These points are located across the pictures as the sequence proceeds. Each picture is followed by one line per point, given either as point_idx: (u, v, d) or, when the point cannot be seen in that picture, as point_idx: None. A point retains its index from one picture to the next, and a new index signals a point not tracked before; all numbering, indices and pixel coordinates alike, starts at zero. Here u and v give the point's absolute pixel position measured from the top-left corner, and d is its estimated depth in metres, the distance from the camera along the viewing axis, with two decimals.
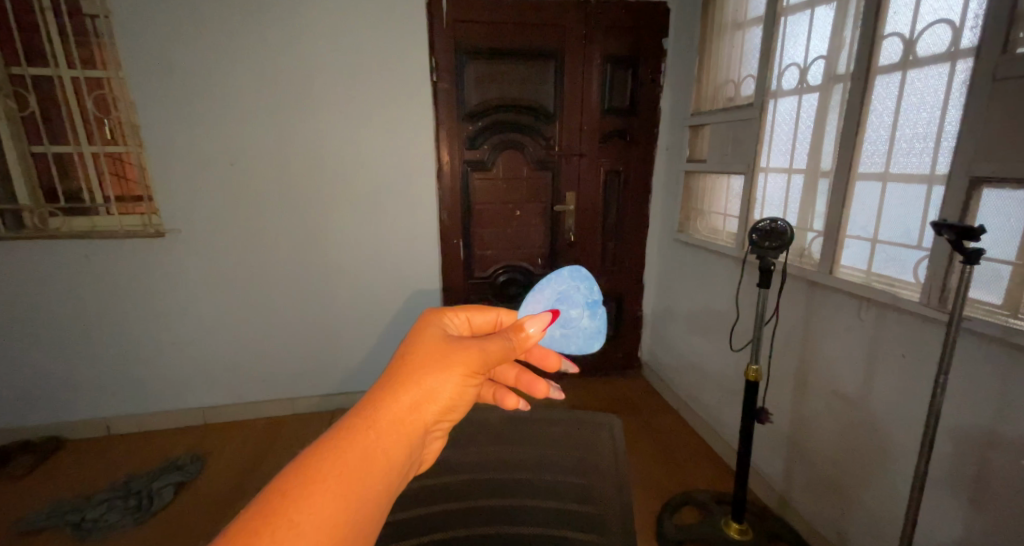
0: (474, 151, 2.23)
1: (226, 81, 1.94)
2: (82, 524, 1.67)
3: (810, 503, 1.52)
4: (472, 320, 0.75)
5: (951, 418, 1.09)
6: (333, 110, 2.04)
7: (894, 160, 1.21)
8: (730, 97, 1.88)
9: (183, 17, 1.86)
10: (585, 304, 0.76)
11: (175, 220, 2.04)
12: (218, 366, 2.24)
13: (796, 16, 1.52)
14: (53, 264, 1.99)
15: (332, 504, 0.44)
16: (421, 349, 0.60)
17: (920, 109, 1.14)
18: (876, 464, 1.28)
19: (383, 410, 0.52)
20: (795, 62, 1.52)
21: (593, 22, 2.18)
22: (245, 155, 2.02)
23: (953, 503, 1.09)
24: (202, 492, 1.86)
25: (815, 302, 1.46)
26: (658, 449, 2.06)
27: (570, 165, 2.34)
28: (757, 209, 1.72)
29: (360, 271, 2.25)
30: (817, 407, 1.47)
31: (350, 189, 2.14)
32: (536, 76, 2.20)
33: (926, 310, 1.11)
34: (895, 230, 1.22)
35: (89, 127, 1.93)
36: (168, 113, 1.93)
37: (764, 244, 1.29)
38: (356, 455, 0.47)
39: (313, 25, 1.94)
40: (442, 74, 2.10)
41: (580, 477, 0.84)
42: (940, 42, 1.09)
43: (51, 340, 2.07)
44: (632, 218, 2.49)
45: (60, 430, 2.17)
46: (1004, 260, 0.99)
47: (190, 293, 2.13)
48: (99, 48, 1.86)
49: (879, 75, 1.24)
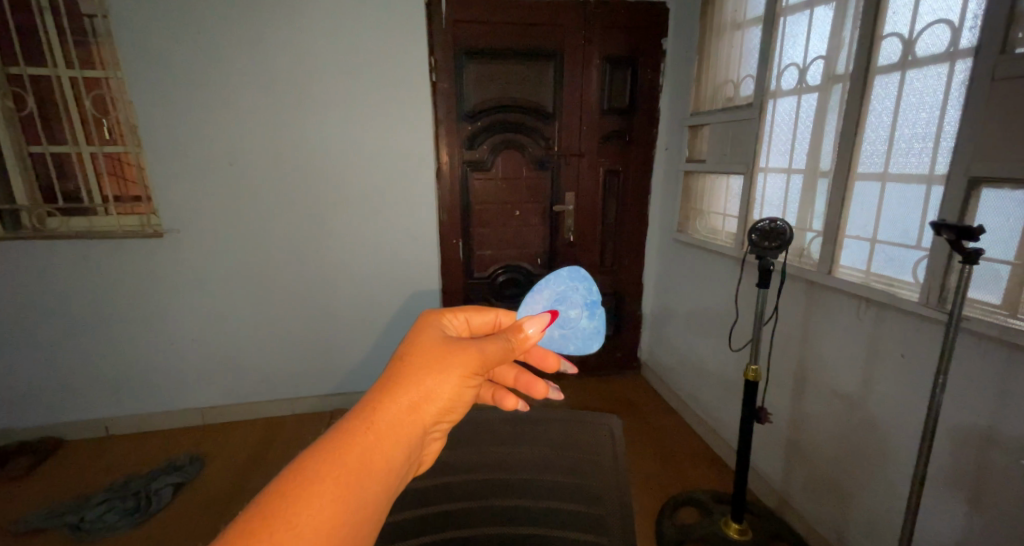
0: (473, 151, 2.23)
1: (225, 80, 1.93)
2: (81, 524, 1.67)
3: (809, 503, 1.52)
4: (470, 321, 0.74)
5: (950, 418, 1.09)
6: (332, 110, 2.04)
7: (893, 160, 1.21)
8: (729, 97, 1.88)
9: (181, 16, 1.85)
10: (584, 304, 0.76)
11: (173, 220, 2.04)
12: (217, 367, 2.24)
13: (795, 16, 1.52)
14: (51, 264, 1.98)
15: (331, 505, 0.44)
16: (420, 350, 0.59)
17: (919, 109, 1.14)
18: (875, 464, 1.28)
19: (382, 411, 0.52)
20: (794, 62, 1.52)
21: (593, 21, 2.18)
22: (244, 155, 2.02)
23: (952, 503, 1.09)
24: (201, 492, 1.85)
25: (814, 302, 1.46)
26: (657, 449, 2.06)
27: (570, 165, 2.34)
28: (756, 209, 1.72)
29: (359, 271, 2.25)
30: (816, 407, 1.47)
31: (349, 189, 2.13)
32: (536, 75, 2.20)
33: (925, 310, 1.11)
34: (894, 230, 1.22)
35: (87, 127, 1.93)
36: (166, 112, 1.93)
37: (763, 244, 1.29)
38: (355, 457, 0.47)
39: (311, 25, 1.94)
40: (441, 74, 2.10)
41: (579, 477, 0.84)
42: (939, 42, 1.09)
43: (49, 340, 2.06)
44: (632, 218, 2.49)
45: (58, 430, 2.17)
46: (1003, 260, 0.99)
47: (189, 293, 2.12)
48: (98, 47, 1.86)
49: (878, 75, 1.24)
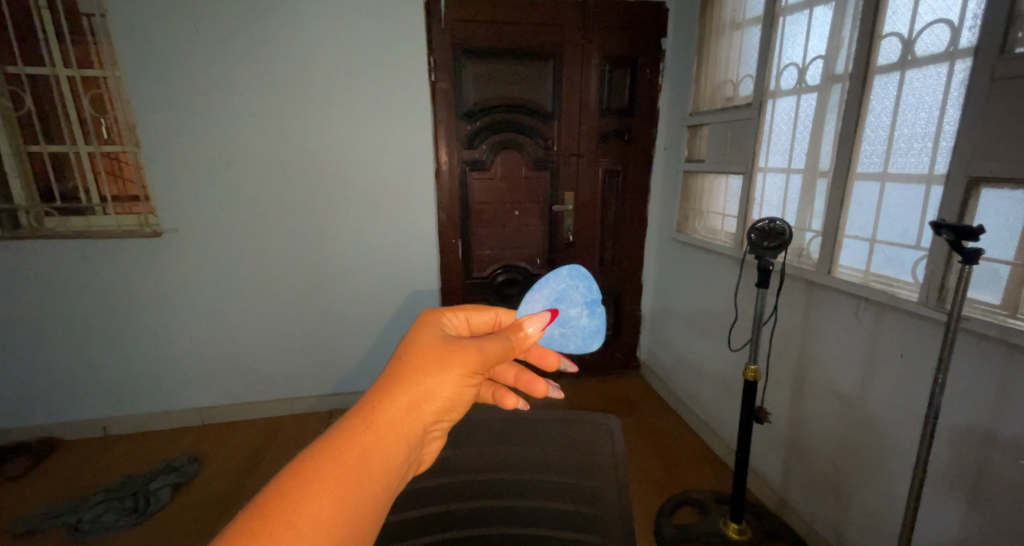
0: (472, 151, 2.22)
1: (223, 80, 1.93)
2: (79, 524, 1.66)
3: (808, 503, 1.52)
4: (470, 320, 0.74)
5: (949, 418, 1.09)
6: (331, 109, 2.03)
7: (893, 160, 1.21)
8: (729, 97, 1.88)
9: (180, 15, 1.85)
10: (584, 303, 0.75)
11: (171, 219, 2.03)
12: (216, 367, 2.23)
13: (794, 16, 1.52)
14: (48, 264, 1.98)
15: (330, 505, 0.43)
16: (419, 349, 0.59)
17: (918, 109, 1.14)
18: (874, 463, 1.28)
19: (381, 411, 0.52)
20: (794, 62, 1.52)
21: (592, 21, 2.18)
22: (242, 154, 2.01)
23: (951, 503, 1.09)
24: (200, 492, 1.85)
25: (814, 302, 1.45)
26: (657, 448, 2.06)
27: (569, 165, 2.34)
28: (755, 209, 1.72)
29: (358, 271, 2.24)
30: (816, 407, 1.47)
31: (348, 188, 2.13)
32: (535, 75, 2.19)
33: (924, 310, 1.11)
34: (893, 230, 1.22)
35: (85, 127, 1.92)
36: (164, 112, 1.92)
37: (762, 244, 1.29)
38: (354, 456, 0.47)
39: (310, 24, 1.94)
40: (440, 73, 2.09)
41: (578, 476, 0.83)
42: (938, 42, 1.09)
43: (46, 340, 2.06)
44: (631, 217, 2.48)
45: (56, 430, 2.16)
46: (1002, 260, 0.99)
47: (187, 292, 2.12)
48: (96, 47, 1.86)
49: (877, 75, 1.24)
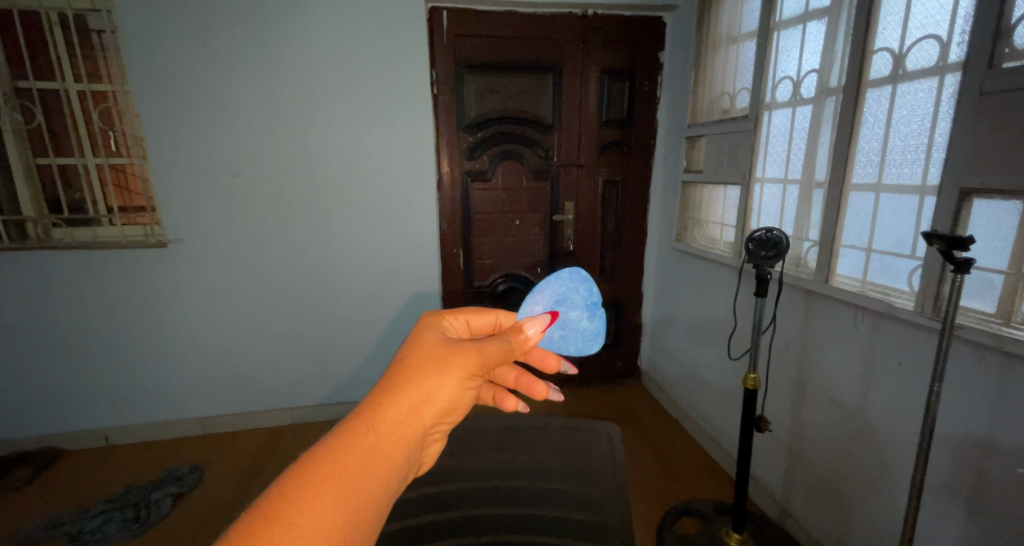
0: (473, 160, 2.26)
1: (227, 91, 1.96)
2: (80, 535, 1.66)
3: (811, 512, 1.52)
4: (470, 322, 0.77)
5: (945, 425, 1.10)
6: (333, 117, 2.06)
7: (887, 171, 1.23)
8: (725, 109, 1.92)
9: (185, 29, 1.89)
10: (584, 306, 0.77)
11: (176, 229, 2.05)
12: (218, 376, 2.25)
13: (788, 31, 1.56)
14: (54, 275, 2.00)
15: (331, 509, 0.45)
16: (420, 351, 0.61)
17: (910, 120, 1.17)
18: (875, 472, 1.28)
19: (381, 414, 0.53)
20: (789, 75, 1.55)
21: (591, 34, 2.22)
22: (246, 164, 2.04)
23: (952, 511, 1.09)
24: (200, 503, 1.85)
25: (813, 310, 1.47)
26: (659, 459, 2.05)
27: (569, 174, 2.37)
28: (754, 218, 1.75)
29: (360, 279, 2.26)
30: (816, 416, 1.47)
31: (349, 197, 2.15)
32: (535, 86, 2.23)
33: (921, 319, 1.12)
34: (888, 239, 1.24)
35: (94, 139, 1.97)
36: (168, 122, 1.95)
37: (760, 253, 1.30)
38: (355, 458, 0.48)
39: (313, 35, 1.98)
40: (441, 86, 2.14)
41: (578, 485, 0.85)
42: (928, 57, 1.12)
43: (51, 350, 2.08)
44: (632, 225, 2.50)
45: (58, 441, 2.17)
46: (995, 270, 1.01)
47: (190, 302, 2.14)
48: (106, 61, 1.91)
49: (869, 88, 1.27)
